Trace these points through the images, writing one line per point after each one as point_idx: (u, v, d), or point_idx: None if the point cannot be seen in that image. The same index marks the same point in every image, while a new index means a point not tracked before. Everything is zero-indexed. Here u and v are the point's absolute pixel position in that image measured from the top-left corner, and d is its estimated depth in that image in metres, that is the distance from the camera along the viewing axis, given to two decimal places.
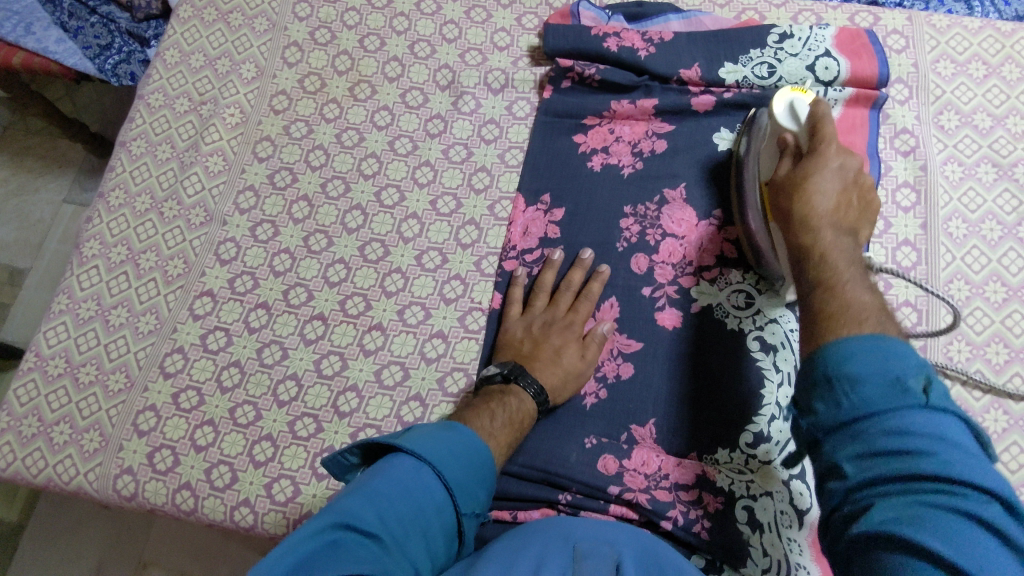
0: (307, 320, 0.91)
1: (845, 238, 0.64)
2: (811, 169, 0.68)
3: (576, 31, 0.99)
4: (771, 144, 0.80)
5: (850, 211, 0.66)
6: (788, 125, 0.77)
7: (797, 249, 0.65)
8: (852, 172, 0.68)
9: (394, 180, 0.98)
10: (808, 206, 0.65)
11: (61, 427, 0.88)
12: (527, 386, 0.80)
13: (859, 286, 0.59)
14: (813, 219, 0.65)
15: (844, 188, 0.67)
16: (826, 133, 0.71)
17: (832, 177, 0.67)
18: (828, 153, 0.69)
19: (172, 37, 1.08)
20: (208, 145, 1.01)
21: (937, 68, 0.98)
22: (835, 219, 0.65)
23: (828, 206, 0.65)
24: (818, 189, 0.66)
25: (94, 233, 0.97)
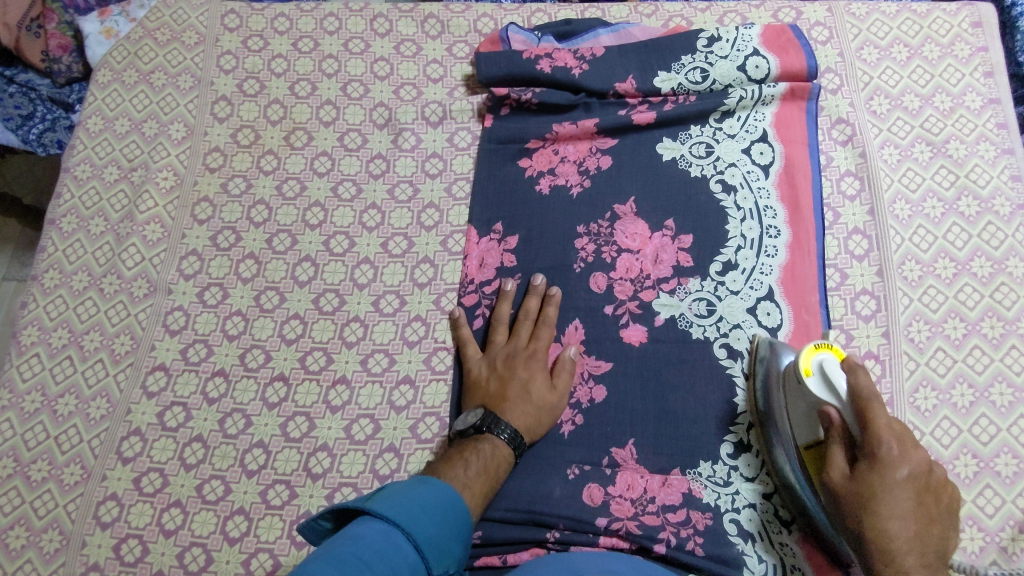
0: (268, 382, 0.88)
1: (923, 544, 0.62)
2: (876, 489, 0.63)
3: (507, 57, 0.98)
4: (805, 417, 0.73)
5: (927, 513, 0.63)
6: (829, 402, 0.70)
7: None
8: (917, 473, 0.63)
9: (342, 227, 0.95)
10: (883, 544, 0.62)
11: (15, 531, 0.82)
12: (499, 431, 0.78)
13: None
14: (893, 552, 0.62)
15: (910, 488, 0.63)
16: (879, 421, 0.65)
17: (900, 494, 0.62)
18: (892, 461, 0.63)
19: (92, 104, 1.04)
20: (143, 213, 0.97)
21: (862, 55, 1.00)
22: (910, 535, 0.62)
23: (906, 537, 0.62)
24: (892, 524, 0.62)
25: (31, 319, 0.92)
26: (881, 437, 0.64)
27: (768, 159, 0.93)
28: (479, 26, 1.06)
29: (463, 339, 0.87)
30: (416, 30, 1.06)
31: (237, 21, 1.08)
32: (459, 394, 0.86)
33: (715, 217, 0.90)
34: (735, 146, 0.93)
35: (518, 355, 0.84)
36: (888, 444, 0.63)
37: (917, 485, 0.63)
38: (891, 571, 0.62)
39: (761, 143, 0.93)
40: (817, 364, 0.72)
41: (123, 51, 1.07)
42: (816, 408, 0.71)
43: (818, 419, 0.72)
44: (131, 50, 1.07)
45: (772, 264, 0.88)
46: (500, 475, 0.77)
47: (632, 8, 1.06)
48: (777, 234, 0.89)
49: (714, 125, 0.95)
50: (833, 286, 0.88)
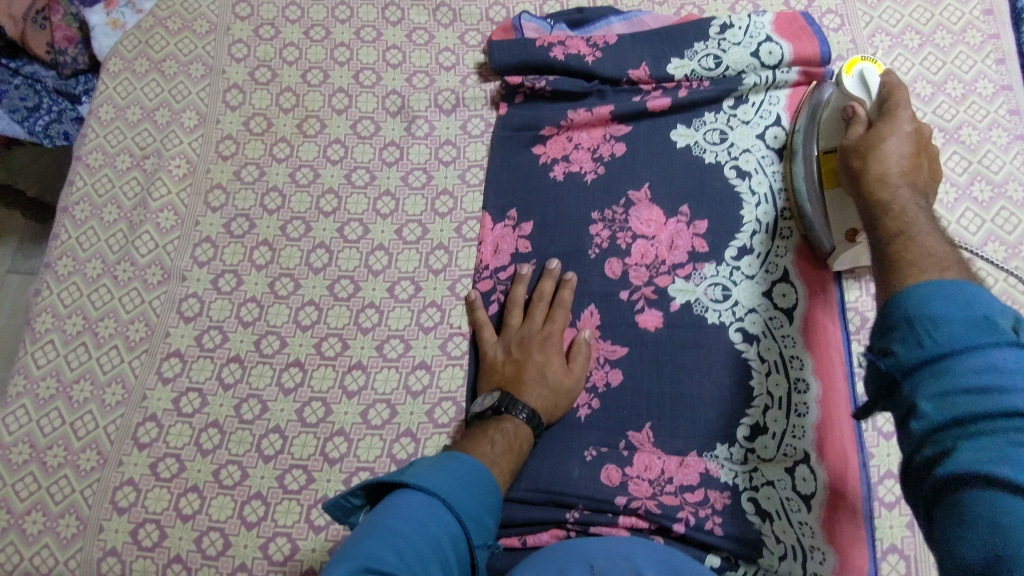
0: (283, 368, 0.88)
1: (914, 180, 0.64)
2: (878, 146, 0.67)
3: (521, 45, 0.98)
4: (837, 120, 0.82)
5: (921, 166, 0.66)
6: (860, 95, 0.77)
7: (868, 213, 0.63)
8: (920, 135, 0.68)
9: (356, 214, 0.95)
10: (880, 171, 0.65)
11: (32, 516, 0.83)
12: (520, 412, 0.78)
13: (935, 233, 0.56)
14: (888, 178, 0.64)
15: (910, 147, 0.67)
16: (902, 102, 0.71)
17: (899, 137, 0.67)
18: (889, 129, 0.68)
19: (104, 93, 1.04)
20: (156, 200, 0.97)
21: (874, 42, 1.00)
22: (898, 149, 0.66)
23: (899, 168, 0.65)
24: (887, 142, 0.67)
25: (44, 306, 0.92)
26: (898, 110, 0.70)
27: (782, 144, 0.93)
28: (492, 14, 1.06)
29: (479, 323, 0.87)
30: (428, 18, 1.06)
31: (249, 10, 1.08)
32: (475, 377, 0.86)
33: (730, 202, 0.90)
34: (749, 131, 0.94)
35: (532, 337, 0.84)
36: (904, 111, 0.70)
37: (918, 146, 0.67)
38: (883, 190, 0.63)
39: (775, 128, 0.93)
40: (857, 67, 0.79)
41: (134, 40, 1.06)
42: (846, 102, 0.79)
43: (844, 116, 0.79)
44: (142, 39, 1.07)
45: (787, 248, 0.88)
46: (523, 453, 0.78)
47: None
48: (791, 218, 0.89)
49: (728, 111, 0.95)
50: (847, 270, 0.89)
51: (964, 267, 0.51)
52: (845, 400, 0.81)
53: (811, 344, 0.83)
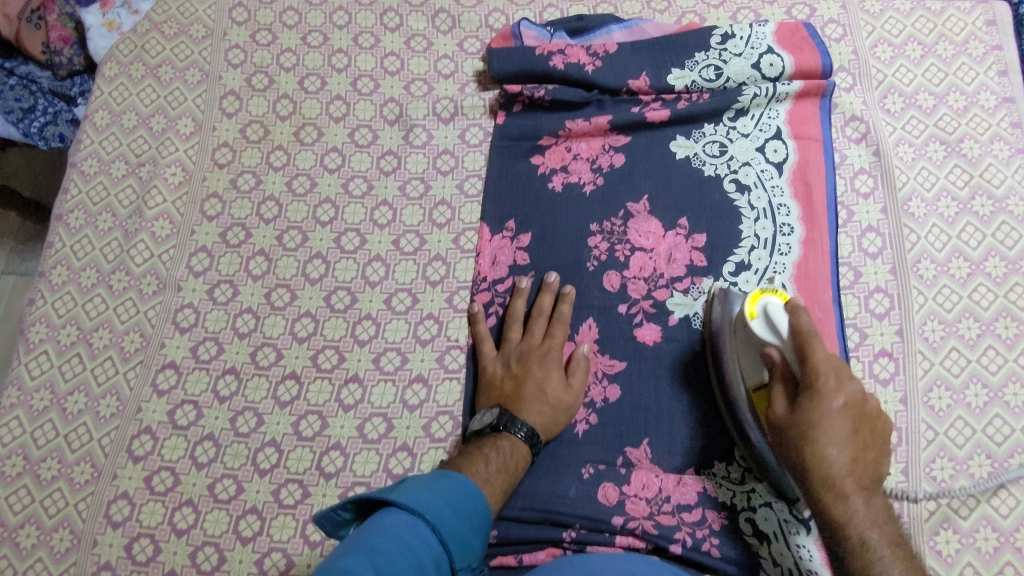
0: (279, 381, 0.87)
1: (858, 467, 0.65)
2: (821, 453, 0.65)
3: (520, 53, 0.97)
4: (753, 354, 0.75)
5: (864, 443, 0.66)
6: (771, 341, 0.73)
7: (821, 522, 0.66)
8: (853, 403, 0.66)
9: (353, 224, 0.95)
10: (824, 472, 0.65)
11: (26, 530, 0.82)
12: (517, 429, 0.77)
13: (894, 560, 0.62)
14: (834, 483, 0.65)
15: (851, 419, 0.66)
16: (819, 360, 0.67)
17: (841, 448, 0.65)
18: (827, 391, 0.66)
19: (99, 99, 1.03)
20: (152, 209, 0.96)
21: (876, 53, 1.00)
22: (849, 470, 0.65)
23: (844, 467, 0.65)
24: (829, 449, 0.65)
25: (38, 316, 0.92)
26: (818, 363, 0.67)
27: (781, 157, 0.92)
28: (491, 21, 1.05)
29: (480, 335, 0.87)
30: (427, 24, 1.05)
31: (245, 15, 1.07)
32: (473, 391, 0.85)
33: (729, 216, 0.90)
34: (749, 144, 0.93)
35: (532, 352, 0.83)
36: (828, 378, 0.66)
37: (854, 415, 0.66)
38: (835, 500, 0.65)
39: (775, 140, 0.93)
40: (761, 305, 0.75)
41: (130, 44, 1.05)
42: (760, 348, 0.74)
43: (762, 361, 0.73)
44: (138, 44, 1.05)
45: (785, 263, 0.87)
46: (518, 471, 0.77)
47: (645, 3, 1.05)
48: (790, 233, 0.89)
49: (728, 123, 0.94)
50: (846, 285, 0.88)
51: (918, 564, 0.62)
52: None
53: None
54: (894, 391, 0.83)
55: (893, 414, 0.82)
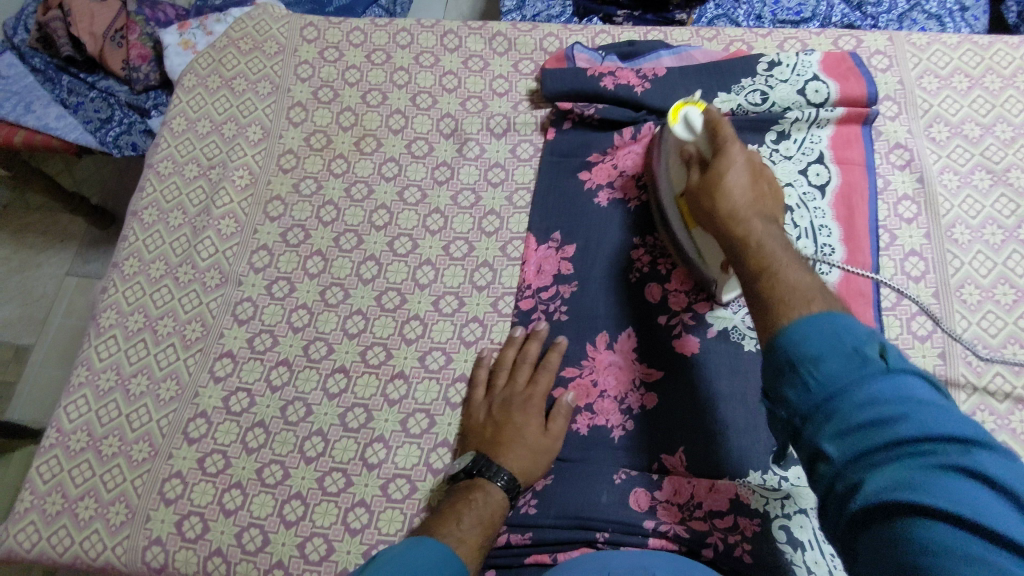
0: (329, 373, 0.91)
1: (757, 207, 0.70)
2: (721, 173, 0.71)
3: (573, 74, 1.02)
4: (677, 161, 0.82)
5: (762, 195, 0.71)
6: (687, 139, 0.79)
7: (736, 250, 0.67)
8: (751, 161, 0.73)
9: (406, 229, 0.99)
10: (730, 210, 0.69)
11: (85, 502, 0.86)
12: (498, 480, 0.78)
13: (796, 266, 0.61)
14: (736, 215, 0.68)
15: (748, 172, 0.72)
16: (726, 131, 0.73)
17: (738, 168, 0.71)
18: (732, 141, 0.73)
19: (178, 106, 1.11)
20: (219, 208, 1.02)
21: (922, 84, 1.01)
22: (747, 203, 0.70)
23: (746, 200, 0.70)
24: (730, 165, 0.71)
25: (110, 303, 0.98)
26: (725, 135, 0.73)
27: (824, 180, 0.94)
28: (545, 45, 1.10)
29: (476, 380, 0.88)
30: (484, 46, 1.11)
31: (316, 33, 1.15)
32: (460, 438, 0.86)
33: None
34: (791, 167, 0.96)
35: (515, 399, 0.84)
36: (714, 112, 0.77)
37: (750, 167, 0.72)
38: (737, 225, 0.68)
39: (817, 164, 0.95)
40: (682, 112, 0.79)
41: (208, 58, 1.13)
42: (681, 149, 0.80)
43: (682, 160, 0.80)
44: (216, 58, 1.13)
45: (826, 282, 0.89)
46: (497, 525, 0.76)
47: (694, 32, 1.09)
48: (831, 253, 0.90)
49: (771, 145, 0.97)
50: (888, 306, 0.88)
51: (828, 297, 0.56)
52: None
53: None
54: None
55: None
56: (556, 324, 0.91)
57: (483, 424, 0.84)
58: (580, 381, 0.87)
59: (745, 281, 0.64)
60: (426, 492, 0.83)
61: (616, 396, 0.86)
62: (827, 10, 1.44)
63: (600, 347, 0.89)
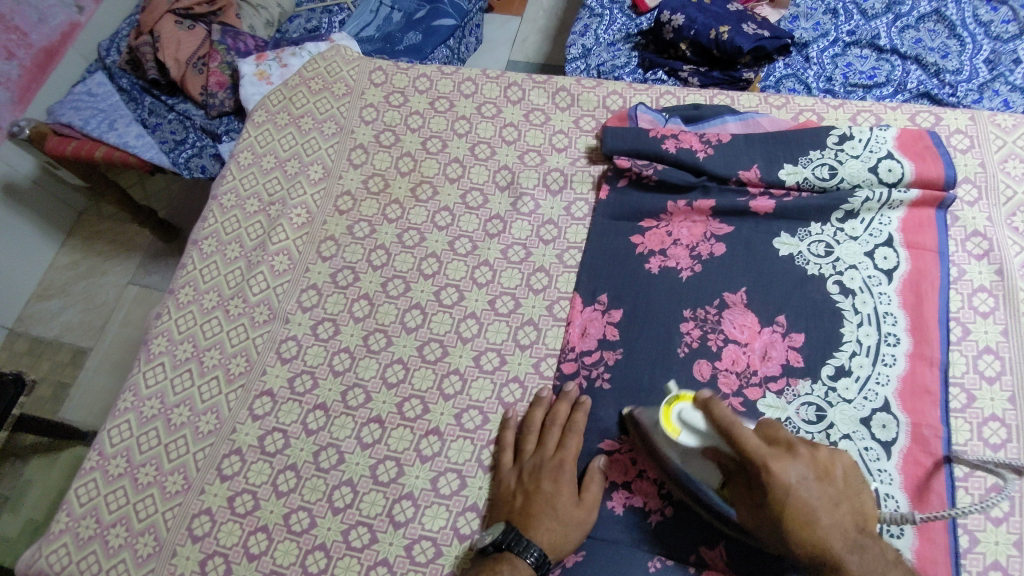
0: (364, 422, 0.90)
1: (845, 524, 0.62)
2: (787, 486, 0.61)
3: (634, 134, 1.00)
4: (698, 460, 0.73)
5: (833, 495, 0.63)
6: (698, 436, 0.71)
7: (805, 550, 0.62)
8: (818, 463, 0.64)
9: (454, 280, 0.99)
10: (815, 543, 0.61)
11: (117, 529, 0.88)
12: (526, 551, 0.75)
13: (879, 556, 0.61)
14: (827, 550, 0.60)
15: (812, 472, 0.63)
16: (750, 445, 0.63)
17: (798, 465, 0.62)
18: (781, 468, 0.62)
19: (246, 141, 1.14)
20: (275, 244, 1.04)
21: (1006, 168, 0.96)
22: (834, 522, 0.61)
23: (839, 539, 0.61)
24: (792, 481, 0.61)
25: (162, 331, 1.00)
26: (755, 453, 0.62)
27: (892, 265, 0.89)
28: (608, 103, 1.09)
29: (504, 443, 0.86)
30: (547, 101, 1.11)
31: (383, 78, 1.17)
32: (489, 503, 0.84)
33: (832, 319, 0.87)
34: (857, 247, 0.91)
35: (545, 466, 0.82)
36: (751, 442, 0.63)
37: (815, 468, 0.64)
38: (834, 574, 0.60)
39: (885, 247, 0.90)
40: (675, 414, 0.74)
41: (279, 96, 1.17)
42: (699, 452, 0.72)
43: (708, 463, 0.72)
44: (286, 96, 1.17)
45: (889, 374, 0.83)
46: None
47: (763, 99, 1.07)
48: (896, 344, 0.85)
49: (836, 223, 0.93)
50: (957, 408, 0.82)
51: None
52: (942, 539, 0.75)
53: (912, 485, 0.78)
54: (1008, 533, 0.76)
55: (1005, 558, 0.75)
56: (597, 393, 0.88)
57: (514, 489, 0.82)
58: (619, 457, 0.84)
59: None
60: (450, 559, 0.81)
61: (655, 479, 0.82)
62: (903, 76, 1.39)
63: None
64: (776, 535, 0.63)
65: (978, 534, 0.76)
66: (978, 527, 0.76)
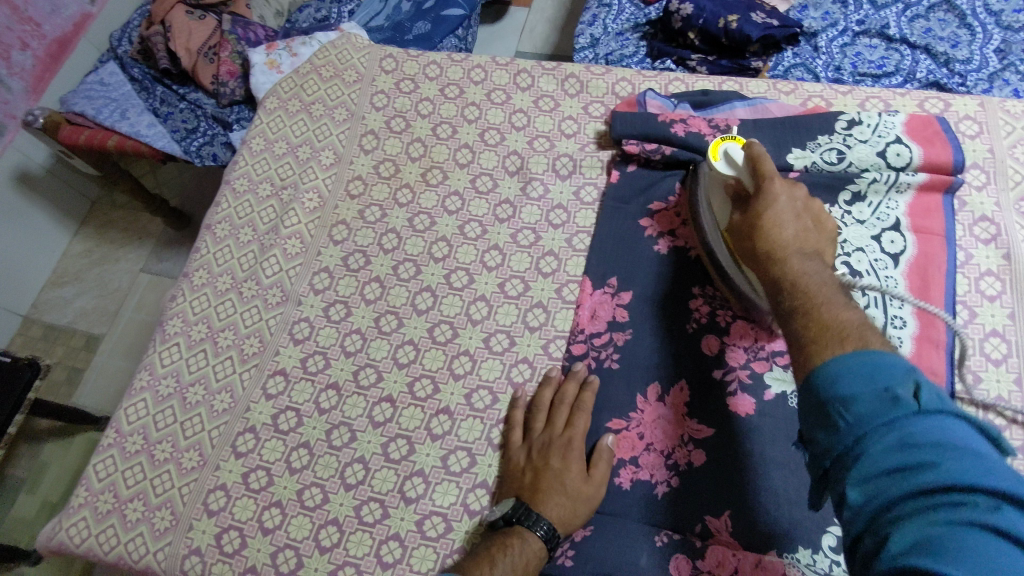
0: (376, 402, 0.92)
1: (801, 242, 0.70)
2: (774, 202, 0.73)
3: (643, 118, 1.00)
4: (721, 197, 0.84)
5: (812, 239, 0.71)
6: (730, 172, 0.81)
7: (770, 258, 0.70)
8: (811, 212, 0.75)
9: (463, 263, 1.00)
10: (770, 248, 0.70)
11: (134, 504, 0.89)
12: (535, 525, 0.76)
13: (841, 302, 0.60)
14: (778, 252, 0.69)
15: (800, 205, 0.74)
16: (768, 171, 0.76)
17: (790, 196, 0.74)
18: (777, 193, 0.74)
19: (259, 127, 1.15)
20: (287, 228, 1.05)
21: (1015, 153, 0.96)
22: (796, 233, 0.71)
23: (792, 242, 0.70)
24: (780, 199, 0.73)
25: (177, 312, 1.02)
26: (766, 172, 0.76)
27: (899, 249, 0.90)
28: (617, 89, 1.10)
29: (513, 422, 0.87)
30: (556, 87, 1.11)
31: (394, 65, 1.18)
32: (498, 481, 0.85)
33: None
34: (864, 231, 0.92)
35: (553, 443, 0.83)
36: (767, 163, 0.76)
37: (802, 208, 0.74)
38: (776, 265, 0.68)
39: (892, 231, 0.91)
40: (722, 148, 0.82)
41: (291, 82, 1.18)
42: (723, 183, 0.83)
43: (729, 195, 0.82)
44: (298, 82, 1.18)
45: None
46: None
47: (771, 84, 1.07)
48: (902, 326, 0.85)
49: (844, 207, 0.93)
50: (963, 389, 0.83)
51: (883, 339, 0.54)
52: None
53: None
54: None
55: None
56: (606, 373, 0.89)
57: (524, 465, 0.83)
58: (626, 433, 0.85)
59: (784, 322, 0.63)
60: (461, 533, 0.82)
61: (663, 450, 0.83)
62: (912, 66, 1.39)
63: (650, 399, 0.86)
64: (758, 275, 0.72)
65: None
66: None
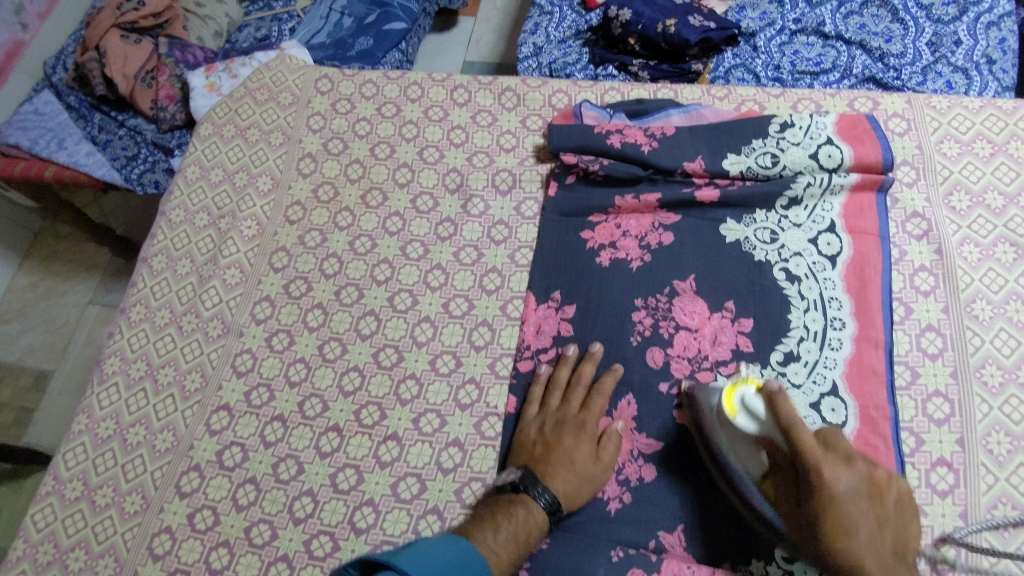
0: (322, 432, 0.90)
1: (881, 542, 0.63)
2: (836, 497, 0.63)
3: (579, 130, 1.01)
4: (750, 451, 0.74)
5: (881, 521, 0.64)
6: (755, 430, 0.72)
7: None
8: (873, 478, 0.65)
9: (406, 285, 0.99)
10: (844, 562, 0.62)
11: (76, 553, 0.87)
12: (540, 497, 0.77)
13: None
14: (843, 525, 0.63)
15: (864, 484, 0.64)
16: (808, 443, 0.65)
17: (851, 475, 0.64)
18: (836, 477, 0.64)
19: (192, 155, 1.13)
20: (226, 258, 1.03)
21: (942, 149, 0.98)
22: (873, 551, 0.62)
23: (870, 553, 0.62)
24: (842, 489, 0.63)
25: (114, 350, 0.99)
26: (811, 451, 0.65)
27: (835, 251, 0.91)
28: (554, 101, 1.09)
29: (530, 398, 0.87)
30: (493, 101, 1.11)
31: (329, 85, 1.16)
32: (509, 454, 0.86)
33: (779, 305, 0.89)
34: (801, 235, 0.93)
35: (567, 421, 0.83)
36: (807, 435, 0.65)
37: (865, 484, 0.65)
38: None
39: (828, 234, 0.92)
40: (737, 398, 0.75)
41: (225, 108, 1.16)
42: (750, 441, 0.73)
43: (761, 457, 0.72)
44: (232, 108, 1.16)
45: (836, 358, 0.85)
46: (531, 545, 0.75)
47: (705, 90, 1.08)
48: (841, 328, 0.87)
49: (780, 211, 0.94)
50: (902, 385, 0.84)
51: None
52: None
53: None
54: (954, 505, 0.78)
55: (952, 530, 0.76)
56: None
57: (530, 445, 0.83)
58: None
59: None
60: None
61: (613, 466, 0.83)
62: (848, 62, 1.42)
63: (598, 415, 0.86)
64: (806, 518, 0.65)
65: (926, 507, 0.78)
66: (926, 500, 0.78)
